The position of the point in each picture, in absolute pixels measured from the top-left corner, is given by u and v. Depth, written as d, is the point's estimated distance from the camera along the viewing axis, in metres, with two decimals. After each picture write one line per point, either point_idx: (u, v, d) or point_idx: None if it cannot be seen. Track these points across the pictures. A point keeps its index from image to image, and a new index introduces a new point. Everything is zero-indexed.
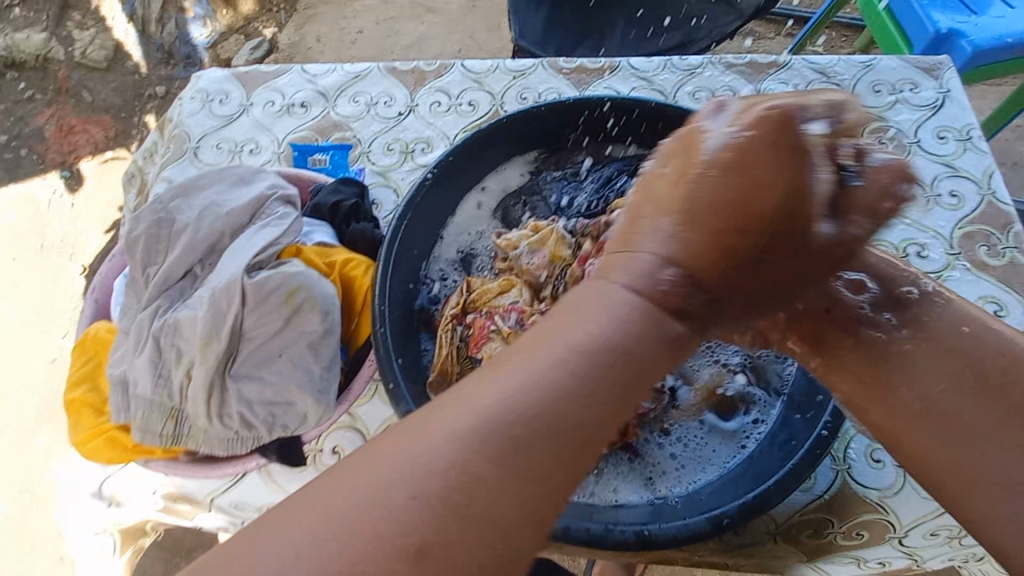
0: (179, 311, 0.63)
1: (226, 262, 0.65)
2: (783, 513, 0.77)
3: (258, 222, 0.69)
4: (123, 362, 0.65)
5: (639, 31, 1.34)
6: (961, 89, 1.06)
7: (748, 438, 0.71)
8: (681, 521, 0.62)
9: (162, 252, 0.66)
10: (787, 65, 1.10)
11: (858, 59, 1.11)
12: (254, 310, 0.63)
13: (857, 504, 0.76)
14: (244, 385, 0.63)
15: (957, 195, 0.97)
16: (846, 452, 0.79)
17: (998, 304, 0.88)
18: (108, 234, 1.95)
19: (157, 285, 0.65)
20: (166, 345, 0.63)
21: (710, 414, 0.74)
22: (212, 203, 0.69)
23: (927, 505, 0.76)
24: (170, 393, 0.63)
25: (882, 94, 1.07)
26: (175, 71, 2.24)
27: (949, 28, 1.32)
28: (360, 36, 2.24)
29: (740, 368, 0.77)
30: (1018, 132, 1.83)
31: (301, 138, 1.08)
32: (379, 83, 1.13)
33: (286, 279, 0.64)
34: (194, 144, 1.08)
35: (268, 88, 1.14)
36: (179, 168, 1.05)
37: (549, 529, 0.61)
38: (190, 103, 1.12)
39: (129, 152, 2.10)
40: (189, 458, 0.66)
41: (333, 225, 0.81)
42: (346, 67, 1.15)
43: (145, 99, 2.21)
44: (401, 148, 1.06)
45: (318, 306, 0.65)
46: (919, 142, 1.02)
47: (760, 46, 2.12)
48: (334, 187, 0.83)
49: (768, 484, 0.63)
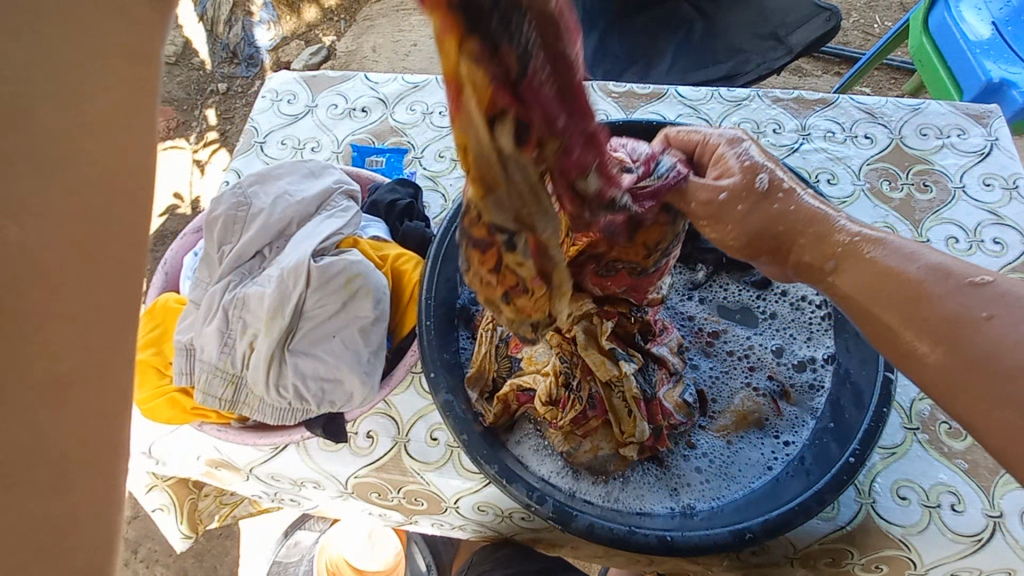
0: (248, 287, 0.69)
1: (294, 246, 0.71)
2: (803, 540, 0.77)
3: (323, 212, 0.75)
4: (191, 330, 0.71)
5: (688, 62, 1.38)
6: (1010, 139, 1.06)
7: (775, 461, 0.73)
8: (702, 531, 0.64)
9: (237, 233, 0.73)
10: (833, 102, 1.13)
11: (907, 102, 1.12)
12: (317, 292, 0.68)
13: (880, 538, 0.76)
14: (300, 360, 0.68)
15: (1000, 242, 0.97)
16: (871, 486, 0.79)
17: None
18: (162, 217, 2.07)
19: (231, 261, 0.71)
20: (233, 317, 0.69)
21: (736, 434, 0.76)
22: (286, 191, 0.75)
23: (953, 547, 0.75)
24: (232, 361, 0.68)
25: (928, 138, 1.08)
26: (238, 70, 2.38)
27: (1001, 78, 1.32)
28: (414, 48, 2.34)
29: (769, 392, 0.78)
30: None
31: (361, 139, 1.14)
32: (437, 94, 1.20)
33: (347, 266, 0.69)
34: (262, 139, 1.16)
35: (333, 92, 1.21)
36: (246, 160, 1.13)
37: (573, 524, 0.64)
38: (261, 101, 1.21)
39: (188, 143, 2.23)
40: (240, 424, 0.73)
41: (388, 222, 0.87)
42: (407, 77, 1.22)
43: (207, 94, 2.34)
44: (452, 156, 1.12)
45: (372, 294, 0.70)
46: (963, 188, 1.03)
47: (806, 83, 2.14)
48: (392, 187, 0.88)
49: (792, 504, 0.64)
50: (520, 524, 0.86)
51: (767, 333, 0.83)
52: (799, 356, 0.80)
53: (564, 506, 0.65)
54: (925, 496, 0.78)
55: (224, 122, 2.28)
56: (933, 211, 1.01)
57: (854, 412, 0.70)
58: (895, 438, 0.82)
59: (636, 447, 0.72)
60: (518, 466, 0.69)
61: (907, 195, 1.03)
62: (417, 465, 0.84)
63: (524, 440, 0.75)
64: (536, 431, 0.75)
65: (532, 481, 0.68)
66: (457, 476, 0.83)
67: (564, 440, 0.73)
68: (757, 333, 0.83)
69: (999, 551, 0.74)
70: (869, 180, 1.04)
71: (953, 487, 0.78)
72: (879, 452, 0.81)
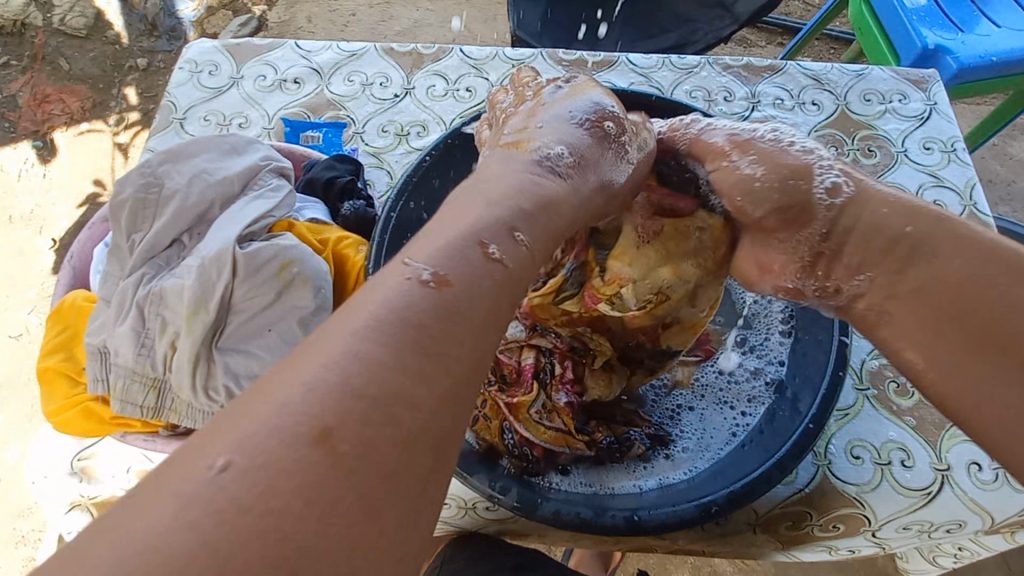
0: (167, 280, 0.62)
1: (217, 231, 0.64)
2: (764, 505, 0.78)
3: (250, 192, 0.67)
4: (102, 332, 0.63)
5: (638, 27, 1.32)
6: (947, 102, 1.09)
7: (743, 424, 0.72)
8: (669, 506, 0.63)
9: (150, 219, 0.65)
10: (782, 69, 1.12)
11: (851, 68, 1.13)
12: (246, 281, 0.61)
13: (836, 498, 0.78)
14: (231, 357, 0.61)
15: (941, 204, 0.99)
16: (827, 448, 0.81)
17: None
18: (82, 208, 1.88)
19: (143, 252, 0.63)
20: (150, 315, 0.62)
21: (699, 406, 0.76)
22: (204, 169, 0.67)
23: (904, 501, 0.78)
24: (152, 363, 0.62)
25: (872, 103, 1.09)
26: (158, 43, 2.17)
27: (936, 45, 1.35)
28: (353, 18, 2.20)
29: (737, 362, 0.77)
30: (993, 151, 1.92)
31: (294, 113, 1.05)
32: (375, 63, 1.11)
33: (280, 251, 0.63)
34: (181, 115, 1.05)
35: (260, 62, 1.11)
36: (164, 138, 1.02)
37: (539, 513, 0.61)
38: (178, 72, 1.09)
39: (106, 125, 2.03)
40: (170, 432, 0.63)
41: (327, 203, 0.79)
42: (342, 45, 1.13)
43: (126, 71, 2.13)
44: (396, 130, 1.05)
45: (311, 281, 0.63)
46: (905, 152, 1.04)
47: (752, 53, 2.15)
48: (330, 164, 0.81)
49: (755, 474, 0.64)
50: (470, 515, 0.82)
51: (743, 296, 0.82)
52: (778, 323, 0.78)
53: (530, 493, 0.63)
54: (878, 454, 0.80)
55: (146, 101, 2.08)
56: (879, 176, 1.02)
57: (811, 373, 0.71)
58: (848, 399, 0.84)
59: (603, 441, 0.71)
60: (480, 454, 0.66)
61: (854, 160, 1.04)
62: None
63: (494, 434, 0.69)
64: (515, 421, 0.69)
65: (493, 469, 0.65)
66: None
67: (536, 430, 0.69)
68: (732, 299, 0.82)
69: (947, 501, 0.77)
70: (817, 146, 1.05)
71: (903, 443, 0.81)
72: (834, 415, 0.83)
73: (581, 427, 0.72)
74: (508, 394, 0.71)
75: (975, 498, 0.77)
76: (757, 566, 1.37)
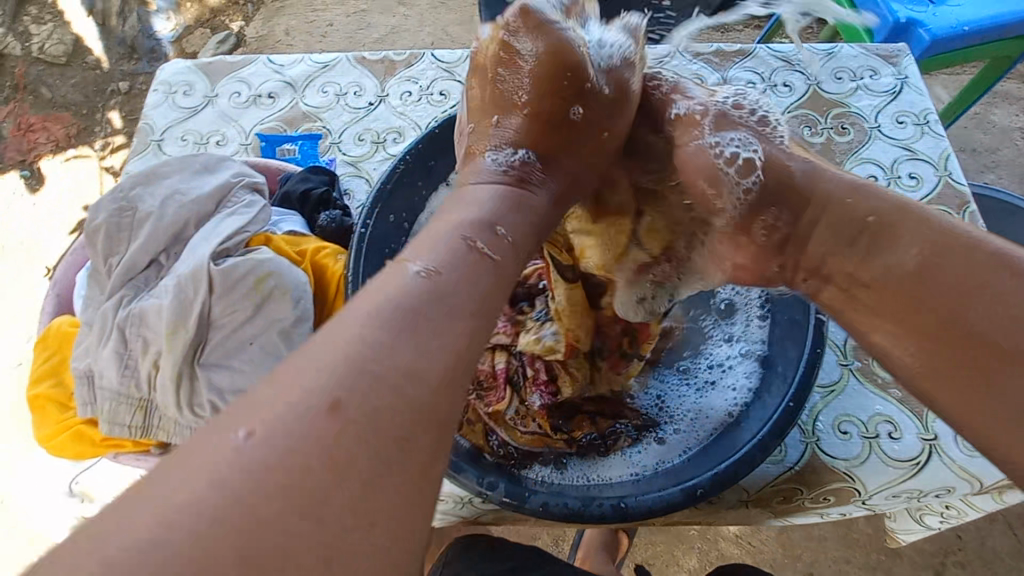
0: (145, 301, 0.63)
1: (192, 250, 0.64)
2: (755, 484, 0.79)
3: (224, 209, 0.68)
4: (87, 355, 0.64)
5: None
6: (917, 75, 1.09)
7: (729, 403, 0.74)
8: (656, 492, 0.63)
9: (125, 242, 0.65)
10: (752, 53, 1.13)
11: (821, 47, 1.14)
12: (223, 297, 0.62)
13: (826, 473, 0.79)
14: (213, 372, 0.62)
15: (916, 177, 1.00)
16: (815, 425, 0.81)
17: None
18: (72, 235, 1.88)
19: (121, 274, 0.64)
20: (131, 336, 0.62)
21: (683, 393, 0.76)
22: (177, 190, 0.68)
23: (893, 472, 0.79)
24: (138, 383, 0.63)
25: (843, 81, 1.10)
26: (139, 65, 2.18)
27: (907, 18, 1.36)
28: (331, 29, 2.21)
29: (726, 348, 0.78)
30: (976, 120, 1.92)
31: (271, 128, 1.06)
32: (349, 73, 1.12)
33: (255, 266, 0.64)
34: (159, 136, 1.05)
35: (234, 79, 1.11)
36: (143, 161, 1.03)
37: (528, 506, 0.62)
38: (153, 94, 1.10)
39: (92, 150, 2.03)
40: (160, 450, 0.64)
41: (304, 214, 0.80)
42: (315, 57, 1.14)
43: (108, 95, 2.13)
44: (373, 138, 1.05)
45: (289, 293, 0.64)
46: (878, 127, 1.05)
47: (730, 38, 2.16)
48: (304, 176, 0.81)
49: (738, 455, 0.65)
50: (460, 513, 0.82)
51: (722, 283, 0.83)
52: (762, 302, 0.78)
53: (517, 487, 0.64)
54: (865, 428, 0.81)
55: (129, 124, 2.09)
56: (853, 153, 1.03)
57: (790, 352, 0.71)
58: (832, 375, 0.85)
59: (594, 432, 0.73)
60: (466, 452, 0.67)
61: (828, 139, 1.04)
62: None
63: (484, 433, 0.70)
64: (493, 431, 0.70)
65: (480, 466, 0.66)
66: None
67: (510, 432, 0.71)
68: (719, 285, 0.83)
69: (935, 469, 0.78)
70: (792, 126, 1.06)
71: (889, 416, 0.82)
72: (819, 391, 0.84)
73: (561, 427, 0.73)
74: (487, 402, 0.71)
75: (963, 465, 0.78)
76: (763, 549, 1.38)
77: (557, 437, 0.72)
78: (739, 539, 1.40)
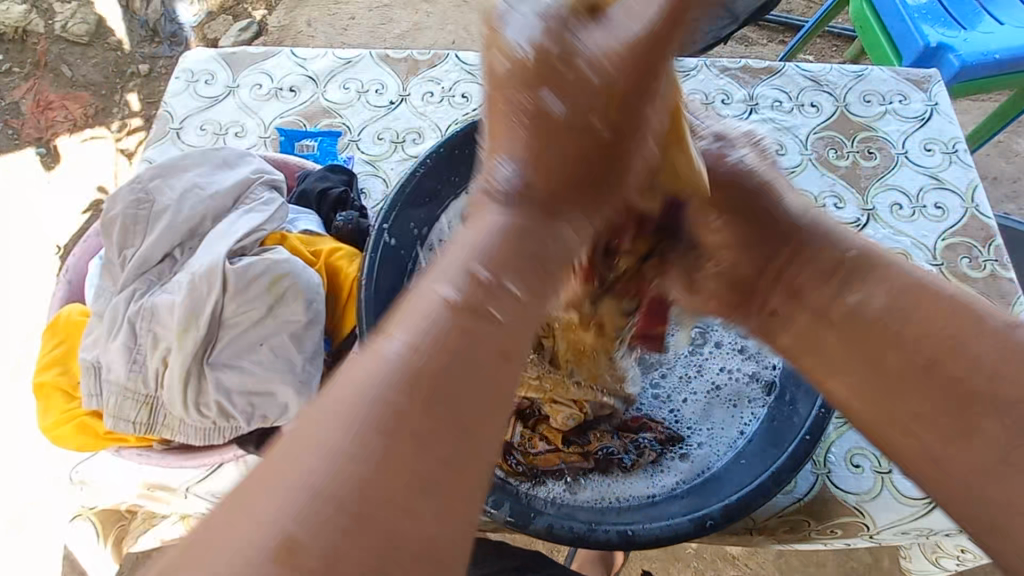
0: (158, 296, 0.62)
1: (208, 246, 0.64)
2: (763, 513, 0.78)
3: (242, 206, 0.67)
4: (96, 347, 0.63)
5: None
6: (948, 103, 1.07)
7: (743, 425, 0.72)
8: (665, 520, 0.62)
9: (140, 235, 0.65)
10: (780, 71, 1.11)
11: (850, 69, 1.12)
12: (237, 296, 0.61)
13: (835, 506, 0.77)
14: (223, 372, 0.61)
15: (942, 207, 0.98)
16: (826, 456, 0.80)
17: None
18: (85, 215, 1.88)
19: (134, 268, 0.63)
20: (141, 331, 0.62)
21: (703, 403, 0.76)
22: (195, 184, 0.67)
23: (904, 510, 0.77)
24: (144, 379, 0.62)
25: (872, 105, 1.08)
26: (160, 49, 2.18)
27: (938, 42, 1.34)
28: (352, 22, 2.21)
29: (749, 370, 0.76)
30: (998, 148, 1.89)
31: (290, 122, 1.05)
32: (372, 71, 1.11)
33: (271, 266, 0.63)
34: (178, 126, 1.05)
35: (256, 70, 1.11)
36: (160, 149, 1.02)
37: (532, 527, 0.61)
38: (175, 82, 1.09)
39: (109, 131, 2.04)
40: (165, 447, 0.63)
41: (321, 214, 0.79)
42: (338, 52, 1.13)
43: (128, 77, 2.14)
44: (392, 137, 1.04)
45: (302, 295, 0.63)
46: (906, 153, 1.03)
47: (753, 51, 2.14)
48: (323, 174, 0.81)
49: (751, 486, 0.63)
50: None
51: None
52: None
53: (522, 507, 0.63)
54: (878, 463, 0.79)
55: (147, 107, 2.09)
56: (878, 178, 1.01)
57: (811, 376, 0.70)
58: None
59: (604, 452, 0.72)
60: None
61: (853, 163, 1.02)
62: None
63: (497, 455, 0.69)
64: (507, 453, 0.71)
65: (487, 483, 0.65)
66: None
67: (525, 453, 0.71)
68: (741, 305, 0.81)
69: None
70: (817, 149, 1.04)
71: None
72: (833, 423, 0.82)
73: (576, 440, 0.73)
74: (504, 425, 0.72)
75: None
76: (761, 569, 1.36)
77: (570, 451, 0.72)
78: (735, 559, 1.38)
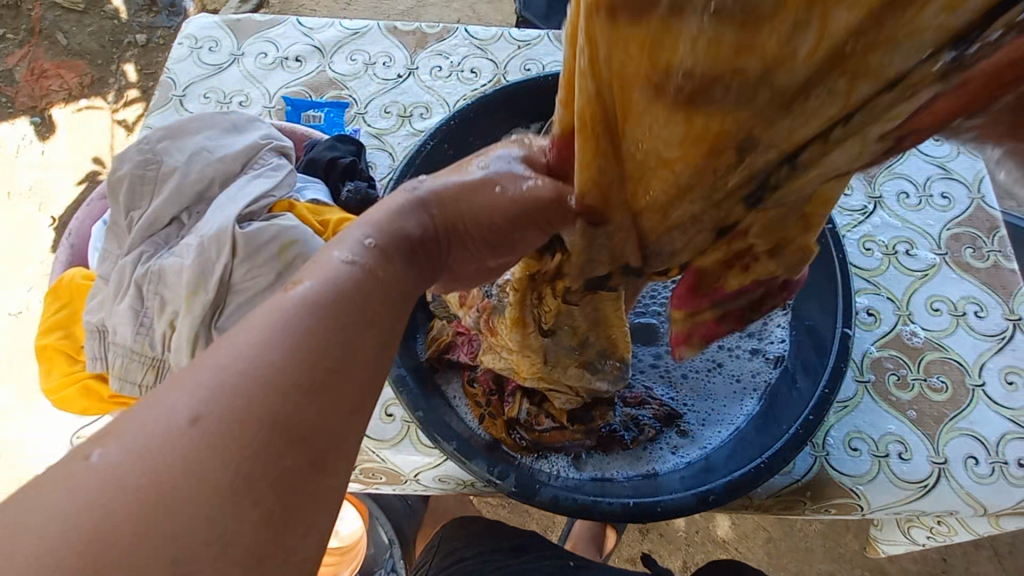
0: (165, 259, 0.62)
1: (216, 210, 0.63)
2: (761, 493, 0.79)
3: (250, 171, 0.66)
4: (100, 310, 0.63)
5: None
6: None
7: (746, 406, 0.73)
8: (668, 495, 0.63)
9: (147, 197, 0.65)
10: None
11: None
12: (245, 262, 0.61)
13: (831, 488, 0.79)
14: None
15: (948, 197, 0.98)
16: (825, 439, 0.81)
17: (978, 305, 0.89)
18: (80, 185, 1.86)
19: (142, 230, 0.63)
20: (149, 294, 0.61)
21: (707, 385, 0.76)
22: (203, 148, 0.66)
23: (899, 492, 0.78)
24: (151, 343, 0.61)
25: None
26: (158, 19, 2.14)
27: None
28: None
29: (758, 350, 0.76)
30: None
31: (295, 92, 1.04)
32: (379, 42, 1.09)
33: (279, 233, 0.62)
34: (181, 92, 1.03)
35: (261, 38, 1.09)
36: (163, 116, 1.01)
37: (537, 498, 0.61)
38: (177, 48, 1.07)
39: (105, 102, 2.00)
40: None
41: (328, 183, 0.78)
42: (345, 23, 1.11)
43: (124, 47, 2.09)
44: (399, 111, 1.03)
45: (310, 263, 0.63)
46: None
47: None
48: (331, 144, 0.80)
49: (752, 465, 0.64)
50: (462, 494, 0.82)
51: None
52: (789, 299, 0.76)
53: (528, 480, 0.63)
54: (875, 446, 0.80)
55: (145, 78, 2.05)
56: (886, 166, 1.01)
57: (817, 360, 0.70)
58: (848, 391, 0.84)
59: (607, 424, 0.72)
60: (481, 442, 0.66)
61: None
62: (372, 443, 0.79)
63: (501, 429, 0.69)
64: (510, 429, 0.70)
65: (492, 456, 0.65)
66: (416, 452, 0.79)
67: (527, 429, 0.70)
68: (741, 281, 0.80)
69: (942, 494, 0.78)
70: None
71: (901, 436, 0.81)
72: (834, 407, 0.83)
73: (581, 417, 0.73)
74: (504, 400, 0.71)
75: (971, 492, 0.77)
76: (750, 554, 1.38)
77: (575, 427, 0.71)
78: (726, 543, 1.40)
